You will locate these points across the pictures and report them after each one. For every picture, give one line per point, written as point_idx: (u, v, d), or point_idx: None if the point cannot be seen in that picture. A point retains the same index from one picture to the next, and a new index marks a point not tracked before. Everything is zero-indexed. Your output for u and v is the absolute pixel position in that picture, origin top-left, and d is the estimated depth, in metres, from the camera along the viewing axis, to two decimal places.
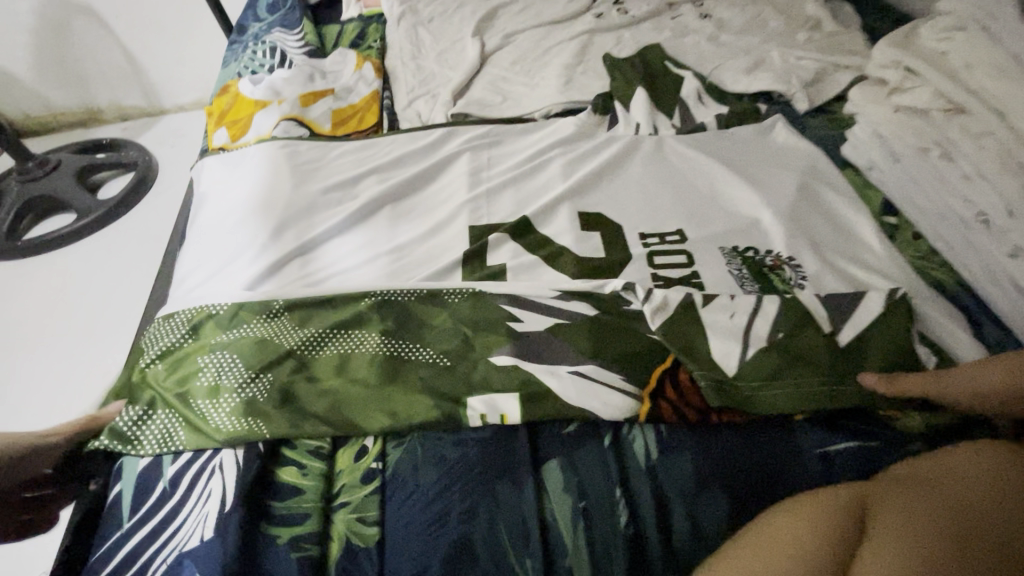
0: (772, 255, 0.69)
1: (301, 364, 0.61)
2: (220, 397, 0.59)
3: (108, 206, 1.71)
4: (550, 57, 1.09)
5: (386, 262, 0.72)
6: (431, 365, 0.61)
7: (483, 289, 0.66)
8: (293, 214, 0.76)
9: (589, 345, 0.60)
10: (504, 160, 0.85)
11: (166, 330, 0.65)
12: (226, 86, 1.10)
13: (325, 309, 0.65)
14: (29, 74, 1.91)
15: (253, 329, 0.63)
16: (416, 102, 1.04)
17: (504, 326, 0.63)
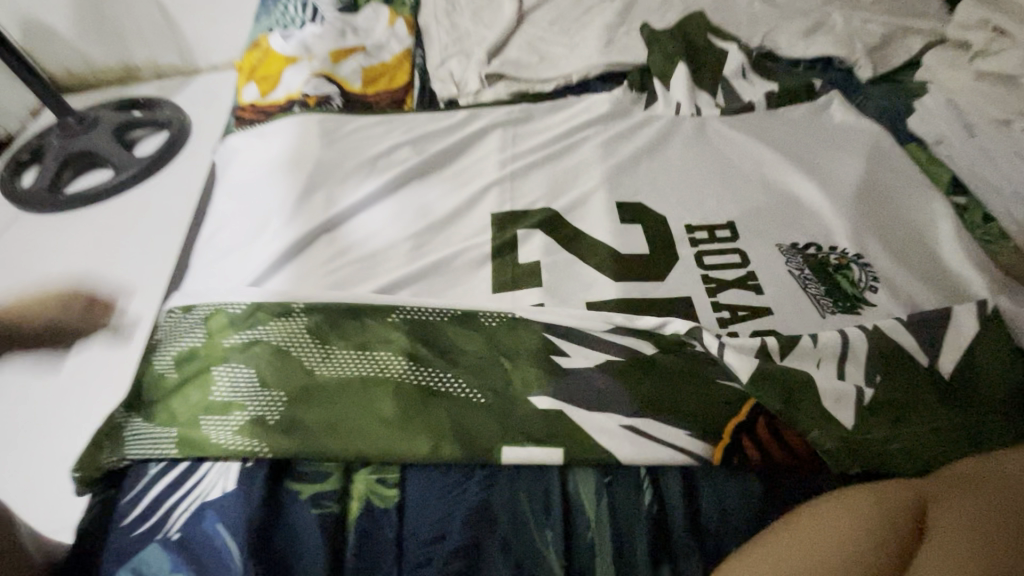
0: (838, 251, 0.63)
1: (315, 383, 0.56)
2: (228, 417, 0.54)
3: (141, 164, 1.73)
4: (590, 17, 1.03)
5: (409, 269, 0.65)
6: (461, 396, 0.54)
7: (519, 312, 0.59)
8: (320, 208, 0.73)
9: (631, 371, 0.54)
10: (537, 135, 0.81)
11: (181, 330, 0.63)
12: (256, 42, 1.08)
13: (344, 331, 0.60)
14: (69, 29, 1.93)
15: (269, 334, 0.60)
16: (450, 61, 0.98)
17: (544, 357, 0.56)
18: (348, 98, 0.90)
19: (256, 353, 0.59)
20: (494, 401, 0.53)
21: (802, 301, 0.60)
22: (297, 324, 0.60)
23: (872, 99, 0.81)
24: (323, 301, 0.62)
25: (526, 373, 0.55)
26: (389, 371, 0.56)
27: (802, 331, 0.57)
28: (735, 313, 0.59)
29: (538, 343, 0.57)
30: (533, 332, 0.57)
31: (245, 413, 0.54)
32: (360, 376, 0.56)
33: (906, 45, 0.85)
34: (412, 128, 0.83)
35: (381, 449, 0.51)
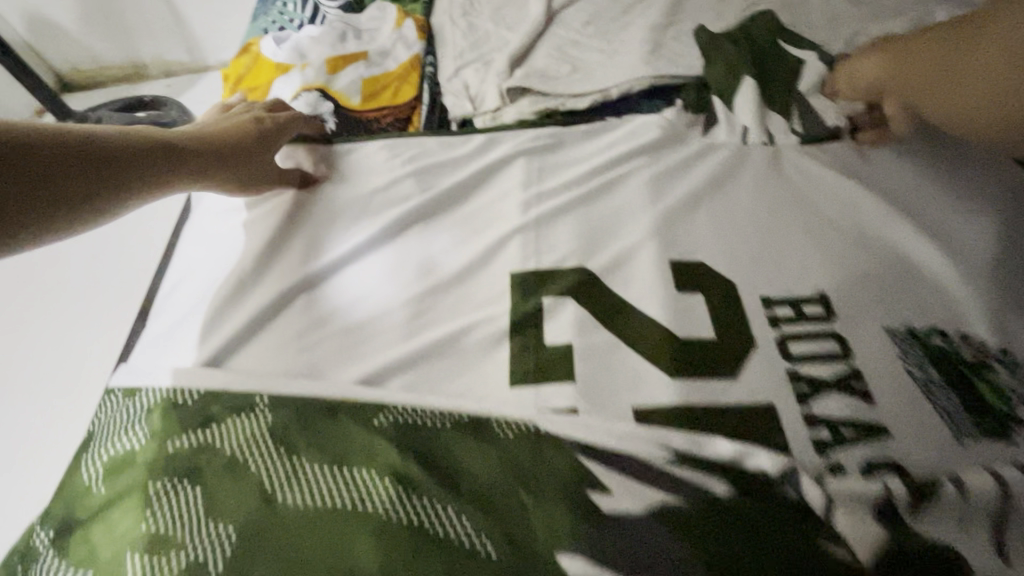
0: (970, 345, 0.48)
1: (275, 514, 0.43)
2: (160, 562, 0.41)
3: None
4: (633, 17, 0.86)
5: (403, 353, 0.51)
6: (464, 548, 0.40)
7: (543, 423, 0.45)
8: (300, 263, 0.59)
9: (697, 517, 0.39)
10: (567, 168, 0.66)
11: (119, 422, 0.50)
12: (248, 45, 0.95)
13: (317, 439, 0.46)
14: (75, 24, 1.85)
15: (223, 439, 0.47)
16: (464, 70, 0.83)
17: (575, 492, 0.41)
18: (343, 116, 0.76)
19: (206, 467, 0.46)
20: (506, 563, 0.39)
21: (928, 416, 0.44)
22: (259, 427, 0.47)
23: None
24: (296, 396, 0.49)
25: (550, 515, 0.41)
26: (371, 502, 0.43)
27: (934, 467, 0.41)
28: (837, 434, 0.43)
29: (567, 471, 0.42)
30: (562, 454, 0.43)
31: (182, 557, 0.41)
32: (332, 509, 0.42)
33: None
34: (417, 156, 0.69)
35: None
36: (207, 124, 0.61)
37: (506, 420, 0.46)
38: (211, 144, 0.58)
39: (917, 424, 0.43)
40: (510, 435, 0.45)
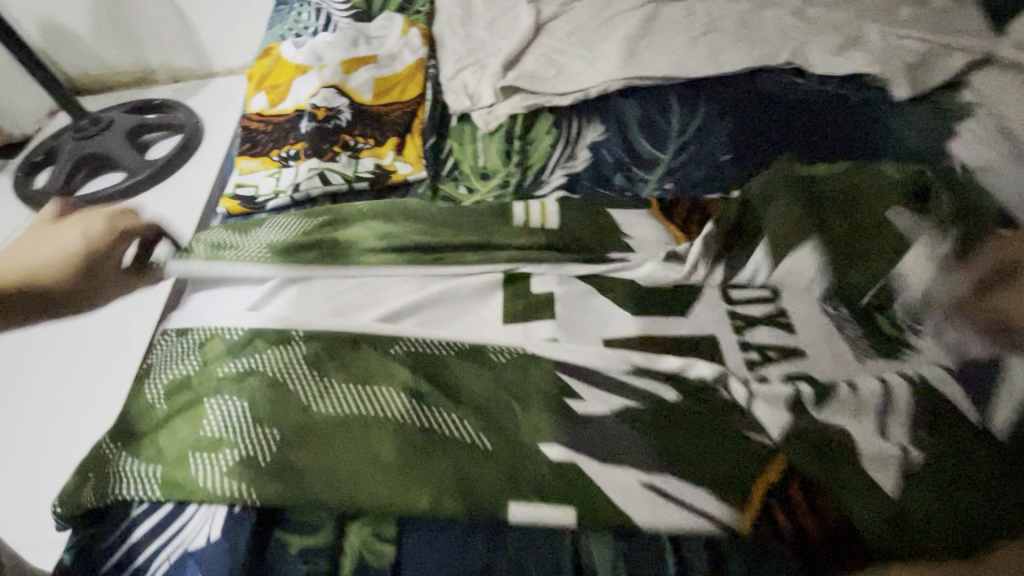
0: None
1: (311, 420, 0.52)
2: (216, 457, 0.51)
3: (151, 168, 1.74)
4: (610, 28, 0.99)
5: (414, 300, 0.61)
6: (466, 441, 0.50)
7: (531, 348, 0.55)
8: (321, 229, 0.69)
9: (650, 419, 0.49)
10: (553, 159, 0.78)
11: (176, 354, 0.60)
12: (268, 49, 1.06)
13: (344, 364, 0.56)
14: (88, 32, 1.94)
15: (266, 364, 0.56)
16: (463, 72, 0.94)
17: (557, 401, 0.51)
18: (357, 109, 0.87)
19: (251, 386, 0.55)
20: (498, 452, 0.48)
21: (838, 343, 0.55)
22: (294, 355, 0.57)
23: (910, 121, 0.76)
24: (324, 333, 0.58)
25: (536, 417, 0.51)
26: (390, 411, 0.52)
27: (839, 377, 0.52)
28: (765, 356, 0.54)
29: (550, 384, 0.52)
30: (546, 372, 0.53)
31: (234, 452, 0.51)
32: (358, 415, 0.52)
33: (948, 62, 0.80)
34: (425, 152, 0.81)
35: (376, 500, 0.46)
36: (44, 255, 0.55)
37: (500, 350, 0.56)
38: (62, 283, 0.55)
39: (829, 350, 0.54)
40: (501, 360, 0.55)
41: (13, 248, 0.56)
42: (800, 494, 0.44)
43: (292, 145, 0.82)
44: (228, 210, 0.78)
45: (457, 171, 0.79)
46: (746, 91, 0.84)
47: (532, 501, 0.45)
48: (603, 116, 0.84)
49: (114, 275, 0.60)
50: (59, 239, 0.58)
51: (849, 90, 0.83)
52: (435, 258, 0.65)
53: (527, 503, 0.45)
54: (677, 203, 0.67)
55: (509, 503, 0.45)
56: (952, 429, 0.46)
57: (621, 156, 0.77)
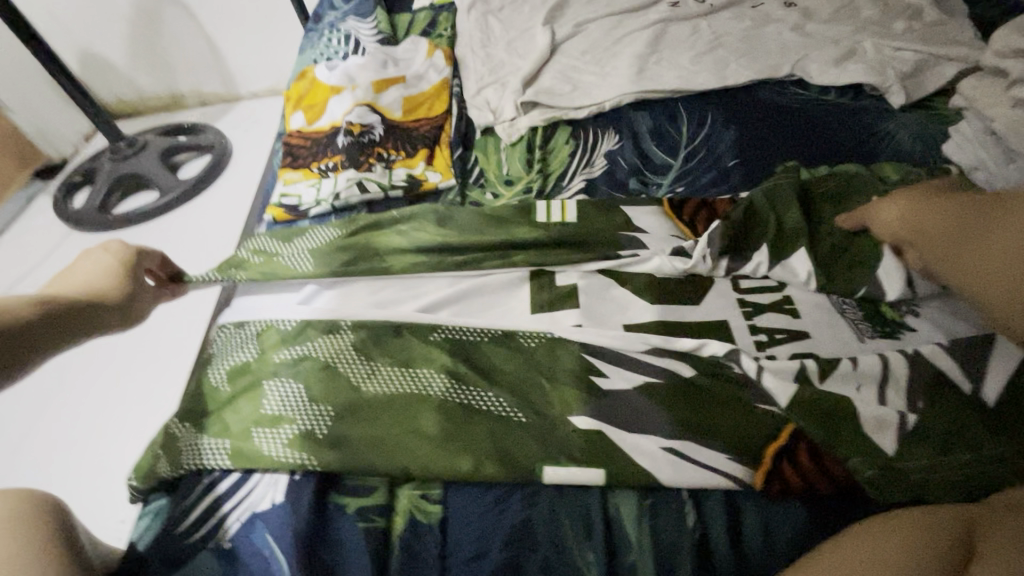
0: None
1: (361, 398, 0.58)
2: (278, 430, 0.56)
3: (184, 187, 1.85)
4: (621, 46, 1.06)
5: (448, 292, 0.67)
6: (502, 414, 0.55)
7: (557, 331, 0.61)
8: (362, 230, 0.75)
9: (667, 394, 0.55)
10: (572, 166, 0.85)
11: (235, 343, 0.66)
12: (302, 72, 1.14)
13: (389, 349, 0.62)
14: (124, 60, 2.06)
15: (317, 351, 0.62)
16: (485, 90, 1.02)
17: (583, 379, 0.57)
18: (388, 125, 0.94)
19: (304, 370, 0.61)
20: (529, 425, 0.54)
21: (840, 325, 0.60)
22: (343, 342, 0.63)
23: (905, 126, 0.82)
24: (369, 323, 0.64)
25: (564, 392, 0.56)
26: (431, 388, 0.58)
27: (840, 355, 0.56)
28: (773, 338, 0.59)
29: (575, 363, 0.58)
30: (572, 354, 0.59)
31: (294, 426, 0.56)
32: (404, 393, 0.58)
33: (939, 71, 0.86)
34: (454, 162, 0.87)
35: (423, 466, 0.52)
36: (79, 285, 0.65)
37: (531, 337, 0.61)
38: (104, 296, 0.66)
39: (831, 330, 0.59)
40: (529, 344, 0.61)
41: (56, 282, 0.67)
42: (807, 454, 0.49)
43: (330, 158, 0.90)
44: (273, 217, 0.85)
45: (482, 179, 0.86)
46: (750, 102, 0.91)
47: (563, 463, 0.51)
48: (617, 127, 0.90)
49: (141, 297, 0.70)
50: (88, 268, 0.68)
51: (848, 99, 0.88)
52: (464, 255, 0.70)
53: (557, 464, 0.51)
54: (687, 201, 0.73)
55: (542, 466, 0.51)
56: (948, 400, 0.50)
57: (635, 162, 0.83)
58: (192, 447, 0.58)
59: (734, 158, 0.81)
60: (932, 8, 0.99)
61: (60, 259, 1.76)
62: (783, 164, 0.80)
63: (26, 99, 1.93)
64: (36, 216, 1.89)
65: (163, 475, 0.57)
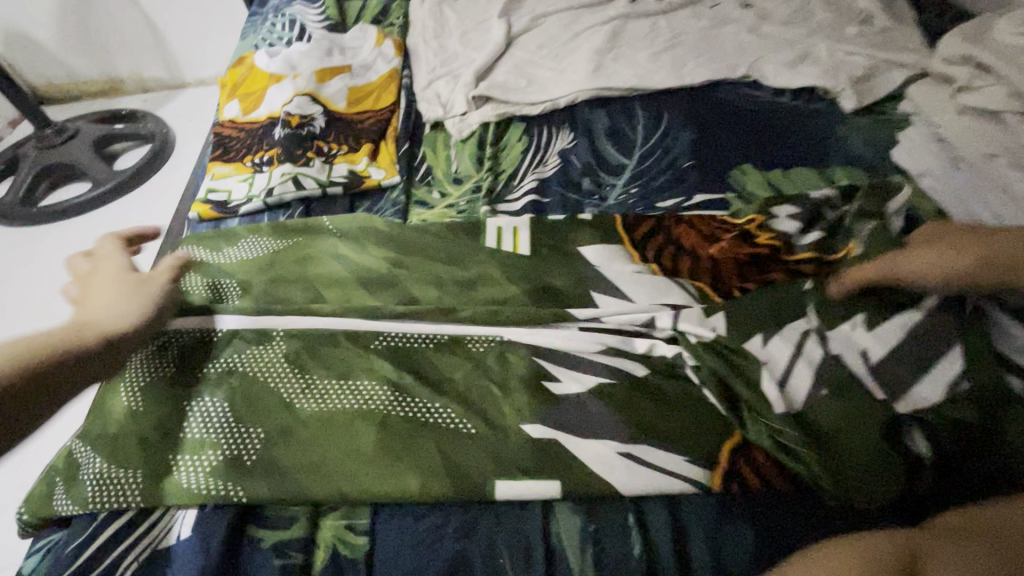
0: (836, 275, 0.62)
1: (295, 417, 0.53)
2: (198, 457, 0.51)
3: (119, 179, 1.72)
4: (579, 42, 1.03)
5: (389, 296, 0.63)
6: (445, 431, 0.51)
7: (507, 334, 0.58)
8: (296, 233, 0.70)
9: (620, 407, 0.52)
10: (525, 165, 0.81)
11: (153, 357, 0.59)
12: (241, 58, 1.07)
13: (323, 358, 0.57)
14: (53, 40, 1.92)
15: (246, 364, 0.57)
16: (436, 82, 0.97)
17: (536, 385, 0.54)
18: (331, 117, 0.88)
19: (232, 388, 0.55)
20: (472, 440, 0.51)
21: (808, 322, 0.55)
22: (274, 354, 0.57)
23: (856, 130, 0.81)
24: (303, 334, 0.59)
25: (506, 403, 0.53)
26: (367, 407, 0.53)
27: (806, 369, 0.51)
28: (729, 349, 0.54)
29: (517, 373, 0.55)
30: (519, 360, 0.56)
31: (218, 452, 0.51)
32: (338, 408, 0.53)
33: (888, 77, 0.86)
34: (404, 158, 0.83)
35: (357, 489, 0.48)
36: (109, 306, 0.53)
37: (476, 346, 0.57)
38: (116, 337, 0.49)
39: None
40: (473, 352, 0.57)
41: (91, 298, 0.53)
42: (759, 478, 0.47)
43: (265, 151, 0.83)
44: (197, 214, 0.77)
45: (429, 177, 0.81)
46: (707, 102, 0.89)
47: (511, 479, 0.48)
48: (573, 124, 0.87)
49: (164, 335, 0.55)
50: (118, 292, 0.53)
51: (802, 102, 0.88)
52: (400, 260, 0.66)
53: (504, 481, 0.48)
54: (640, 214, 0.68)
55: (490, 478, 0.48)
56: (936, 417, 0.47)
57: (589, 161, 0.80)
58: (90, 478, 0.52)
59: (689, 159, 0.79)
60: (884, 14, 1.00)
61: None
62: (738, 167, 0.78)
63: None
64: None
65: (59, 508, 0.51)
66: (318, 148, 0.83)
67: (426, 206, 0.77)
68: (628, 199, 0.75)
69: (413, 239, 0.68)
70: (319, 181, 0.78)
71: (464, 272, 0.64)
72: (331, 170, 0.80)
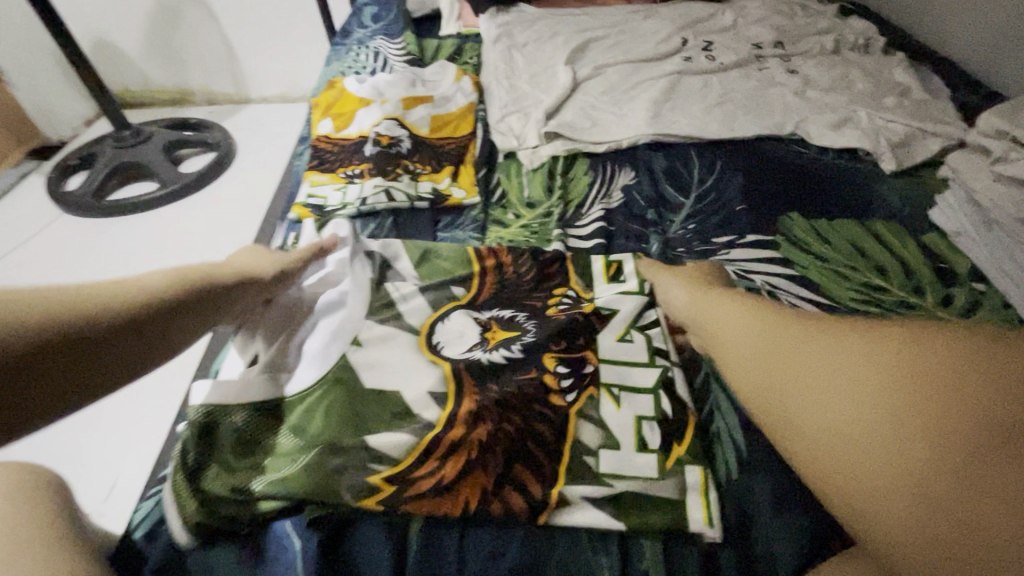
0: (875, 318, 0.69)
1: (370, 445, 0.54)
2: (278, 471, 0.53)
3: (186, 180, 1.84)
4: (637, 91, 1.13)
5: (551, 344, 0.63)
6: (544, 458, 0.55)
7: (661, 400, 0.59)
8: (460, 281, 0.72)
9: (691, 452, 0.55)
10: (593, 198, 0.90)
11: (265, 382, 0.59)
12: (331, 82, 1.18)
13: (436, 397, 0.58)
14: (139, 52, 2.09)
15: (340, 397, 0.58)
16: (510, 117, 1.07)
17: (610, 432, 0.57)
18: (415, 140, 0.98)
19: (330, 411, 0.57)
20: (571, 462, 0.55)
21: None
22: (363, 376, 0.60)
23: (895, 190, 0.89)
24: (402, 378, 0.60)
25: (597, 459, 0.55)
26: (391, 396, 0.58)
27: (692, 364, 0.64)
28: None
29: (696, 421, 0.58)
30: (693, 424, 0.57)
31: (337, 457, 0.53)
32: (449, 427, 0.55)
33: (925, 145, 0.94)
34: (484, 185, 0.93)
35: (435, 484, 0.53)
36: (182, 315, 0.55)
37: (647, 407, 0.58)
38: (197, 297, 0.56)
39: None
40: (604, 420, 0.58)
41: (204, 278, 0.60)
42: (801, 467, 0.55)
43: (357, 165, 0.93)
44: (297, 216, 0.87)
45: (504, 200, 0.91)
46: (758, 155, 0.98)
47: (587, 504, 0.52)
48: (634, 164, 0.96)
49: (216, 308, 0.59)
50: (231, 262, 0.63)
51: (844, 161, 0.96)
52: (549, 306, 0.69)
53: (577, 506, 0.52)
54: (682, 260, 0.78)
55: (564, 486, 0.53)
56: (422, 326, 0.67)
57: (651, 197, 0.89)
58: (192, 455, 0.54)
59: (742, 203, 0.87)
60: (920, 88, 1.09)
61: (47, 242, 1.73)
62: (786, 213, 0.86)
63: (32, 78, 1.92)
64: (28, 196, 1.87)
65: (194, 470, 0.54)
66: (408, 165, 0.93)
67: (502, 225, 0.86)
68: (686, 234, 0.83)
69: (568, 287, 0.73)
70: (409, 197, 0.87)
71: (631, 312, 0.67)
72: (417, 186, 0.89)
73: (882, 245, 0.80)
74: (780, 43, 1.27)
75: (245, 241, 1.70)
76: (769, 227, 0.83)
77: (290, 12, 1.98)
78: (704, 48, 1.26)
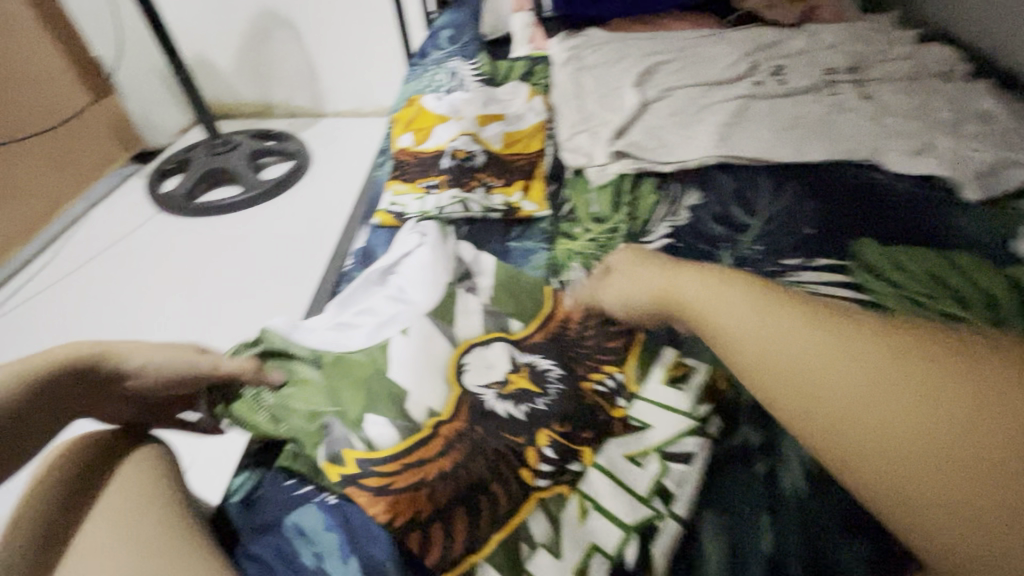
0: None
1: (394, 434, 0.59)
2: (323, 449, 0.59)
3: (266, 186, 1.98)
4: (705, 114, 1.15)
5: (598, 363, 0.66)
6: (489, 518, 0.54)
7: (666, 476, 0.55)
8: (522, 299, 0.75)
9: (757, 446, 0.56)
10: (660, 216, 0.92)
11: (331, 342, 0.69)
12: (411, 99, 1.26)
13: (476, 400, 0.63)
14: (232, 69, 2.29)
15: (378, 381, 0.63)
16: (579, 136, 1.11)
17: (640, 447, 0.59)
18: (489, 155, 1.03)
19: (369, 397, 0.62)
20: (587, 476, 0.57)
21: None
22: (387, 367, 0.64)
23: (978, 220, 0.86)
24: (412, 381, 0.63)
25: (570, 506, 0.55)
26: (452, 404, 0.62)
27: None
28: None
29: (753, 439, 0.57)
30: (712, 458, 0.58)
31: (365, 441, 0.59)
32: (424, 446, 0.59)
33: (1014, 174, 0.91)
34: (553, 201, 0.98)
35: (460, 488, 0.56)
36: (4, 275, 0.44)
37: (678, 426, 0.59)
38: None
39: None
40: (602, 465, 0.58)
41: None
42: None
43: (435, 176, 0.99)
44: (380, 222, 0.94)
45: (572, 214, 0.94)
46: (829, 179, 0.97)
47: (592, 522, 0.54)
48: (701, 185, 0.98)
49: None
50: None
51: (921, 188, 0.94)
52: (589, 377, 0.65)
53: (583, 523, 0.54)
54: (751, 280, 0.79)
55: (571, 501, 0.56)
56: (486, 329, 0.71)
57: (718, 217, 0.90)
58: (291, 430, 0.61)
59: (812, 228, 0.87)
60: (1008, 118, 1.05)
61: (143, 237, 1.90)
62: (859, 240, 0.85)
63: (140, 90, 2.14)
64: (127, 194, 2.06)
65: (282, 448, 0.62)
66: (482, 179, 0.98)
67: (570, 238, 0.89)
68: (753, 254, 0.83)
69: None
70: (484, 206, 0.92)
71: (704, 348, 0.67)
72: (490, 198, 0.94)
73: (963, 274, 0.78)
74: (854, 69, 1.26)
75: (316, 244, 1.81)
76: (841, 252, 0.83)
77: (369, 34, 2.12)
78: (774, 73, 1.27)
